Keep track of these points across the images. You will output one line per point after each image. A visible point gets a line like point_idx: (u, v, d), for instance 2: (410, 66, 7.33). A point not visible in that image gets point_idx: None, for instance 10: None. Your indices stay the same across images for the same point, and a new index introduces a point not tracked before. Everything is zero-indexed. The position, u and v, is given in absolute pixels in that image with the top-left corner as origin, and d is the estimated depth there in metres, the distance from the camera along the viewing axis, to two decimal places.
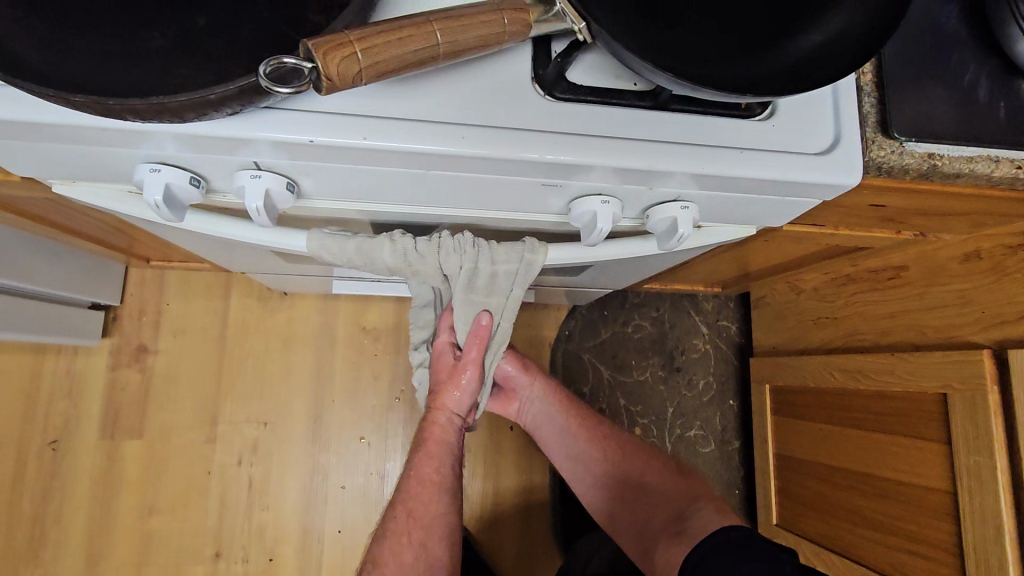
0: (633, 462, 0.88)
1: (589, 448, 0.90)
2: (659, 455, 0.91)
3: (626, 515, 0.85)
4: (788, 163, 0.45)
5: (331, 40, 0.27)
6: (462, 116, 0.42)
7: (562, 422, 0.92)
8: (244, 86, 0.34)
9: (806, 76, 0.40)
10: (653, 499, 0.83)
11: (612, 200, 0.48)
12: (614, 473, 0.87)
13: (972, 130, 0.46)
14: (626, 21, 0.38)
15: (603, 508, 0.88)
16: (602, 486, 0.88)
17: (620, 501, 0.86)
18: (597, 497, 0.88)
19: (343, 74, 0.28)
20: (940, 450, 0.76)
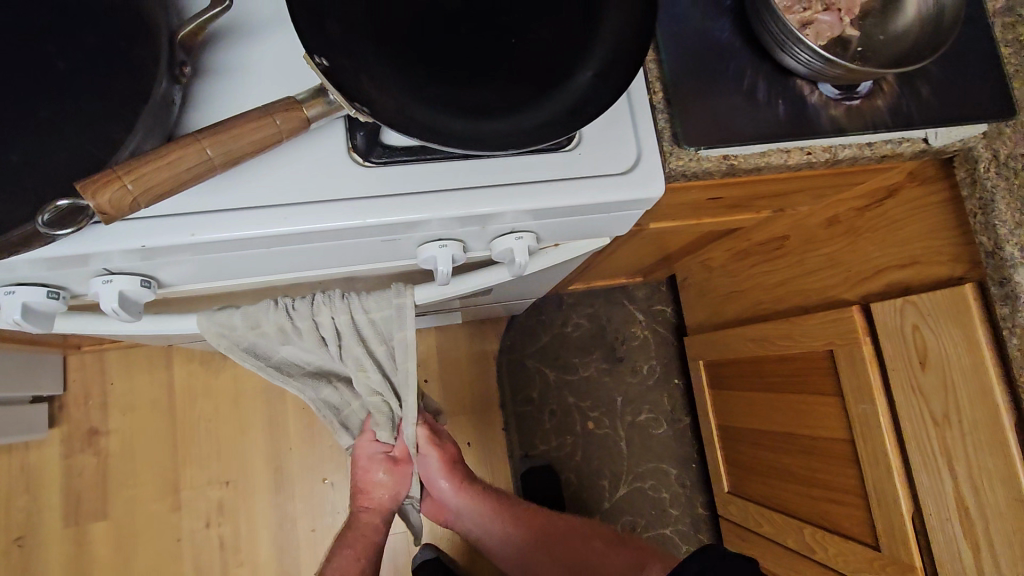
0: (559, 535, 0.91)
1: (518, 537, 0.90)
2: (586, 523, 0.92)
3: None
4: (596, 187, 0.50)
5: (93, 180, 0.33)
6: (286, 196, 0.46)
7: (486, 523, 0.91)
8: (27, 232, 0.37)
9: (581, 113, 0.45)
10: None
11: (451, 243, 0.52)
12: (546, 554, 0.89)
13: (756, 129, 0.51)
14: (407, 101, 0.43)
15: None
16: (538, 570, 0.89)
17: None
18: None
19: (117, 205, 0.34)
20: (836, 403, 0.82)
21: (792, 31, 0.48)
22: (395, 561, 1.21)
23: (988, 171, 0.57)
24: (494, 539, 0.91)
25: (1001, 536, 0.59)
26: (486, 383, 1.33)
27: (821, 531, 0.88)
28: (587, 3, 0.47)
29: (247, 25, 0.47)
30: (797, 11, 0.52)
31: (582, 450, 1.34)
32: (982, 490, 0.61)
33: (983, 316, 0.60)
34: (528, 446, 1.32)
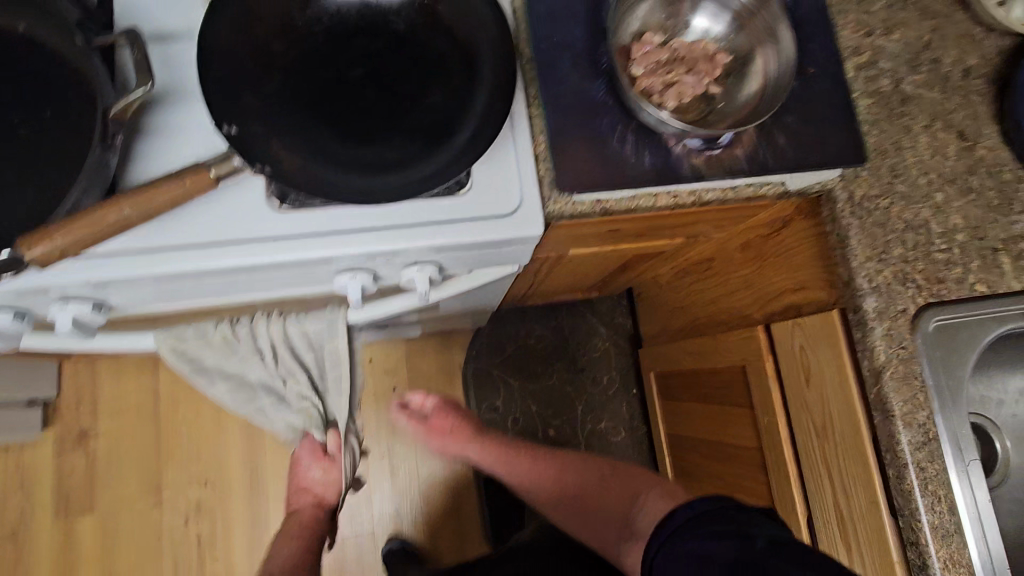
0: (579, 477, 0.89)
1: (530, 469, 0.94)
2: (598, 463, 0.91)
3: (589, 526, 0.82)
4: (483, 227, 0.58)
5: (37, 236, 0.42)
6: (211, 236, 0.55)
7: (504, 464, 0.96)
8: None
9: (456, 165, 0.53)
10: (606, 516, 0.81)
11: (360, 274, 0.60)
12: (558, 480, 0.91)
13: (625, 177, 0.59)
14: (307, 160, 0.52)
15: (573, 525, 0.85)
16: (558, 500, 0.89)
17: (571, 507, 0.86)
18: (562, 515, 0.87)
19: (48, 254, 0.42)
20: (750, 414, 0.89)
21: (644, 102, 0.57)
22: (360, 558, 1.29)
23: (844, 210, 0.64)
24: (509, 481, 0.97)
25: (865, 538, 0.66)
26: (453, 391, 1.41)
27: None
28: (471, 73, 0.56)
29: (183, 91, 0.56)
30: (660, 75, 0.59)
31: None
32: (850, 497, 0.67)
33: (846, 338, 0.66)
34: None
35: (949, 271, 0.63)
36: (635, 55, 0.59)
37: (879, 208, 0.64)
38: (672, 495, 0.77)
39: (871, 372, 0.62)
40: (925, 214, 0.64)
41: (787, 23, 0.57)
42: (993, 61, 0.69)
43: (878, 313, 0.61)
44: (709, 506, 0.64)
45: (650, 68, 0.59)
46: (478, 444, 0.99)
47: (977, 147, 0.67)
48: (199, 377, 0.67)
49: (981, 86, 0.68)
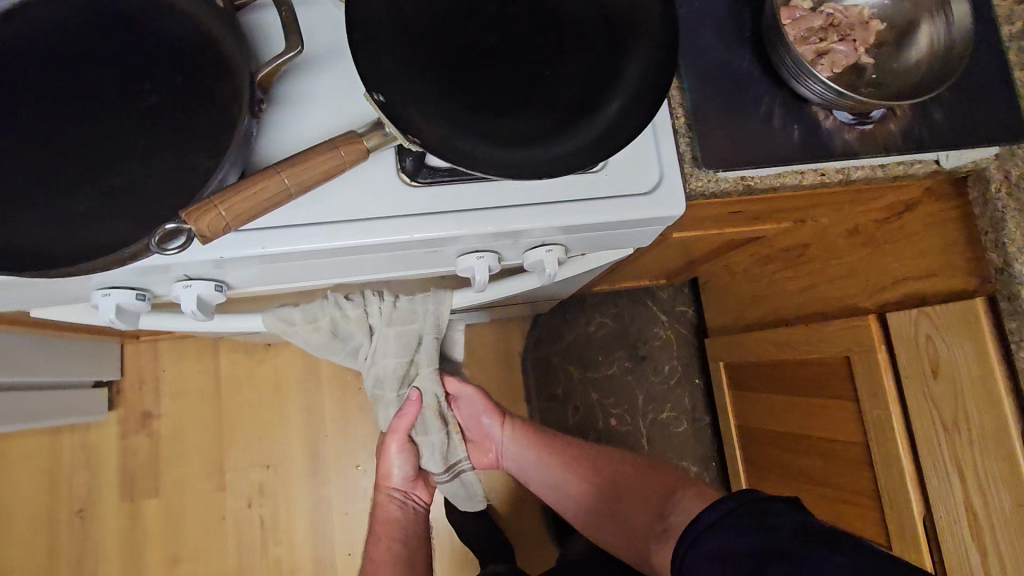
0: (614, 475, 0.89)
1: (562, 463, 0.92)
2: (624, 460, 0.91)
3: (621, 529, 0.84)
4: (621, 205, 0.54)
5: (218, 197, 0.42)
6: (343, 214, 0.52)
7: (536, 457, 0.94)
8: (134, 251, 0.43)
9: (608, 141, 0.50)
10: (642, 516, 0.82)
11: (487, 255, 0.57)
12: (587, 475, 0.90)
13: (774, 153, 0.55)
14: (454, 131, 0.49)
15: (603, 523, 0.87)
16: (586, 495, 0.89)
17: (599, 505, 0.88)
18: (587, 510, 0.89)
19: (213, 227, 0.42)
20: (852, 407, 0.85)
21: (806, 65, 0.52)
22: None
23: (999, 190, 0.59)
24: (536, 474, 0.94)
25: (1007, 539, 0.62)
26: (513, 380, 1.39)
27: None
28: (616, 41, 0.52)
29: (311, 59, 0.52)
30: (814, 43, 0.55)
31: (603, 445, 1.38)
32: (989, 496, 0.64)
33: (993, 330, 0.62)
34: None
35: None
36: (787, 21, 0.55)
37: None
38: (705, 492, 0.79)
39: None
40: None
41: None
42: None
43: None
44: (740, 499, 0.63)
45: (802, 36, 0.55)
46: (514, 432, 0.95)
47: None
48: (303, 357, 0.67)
49: None
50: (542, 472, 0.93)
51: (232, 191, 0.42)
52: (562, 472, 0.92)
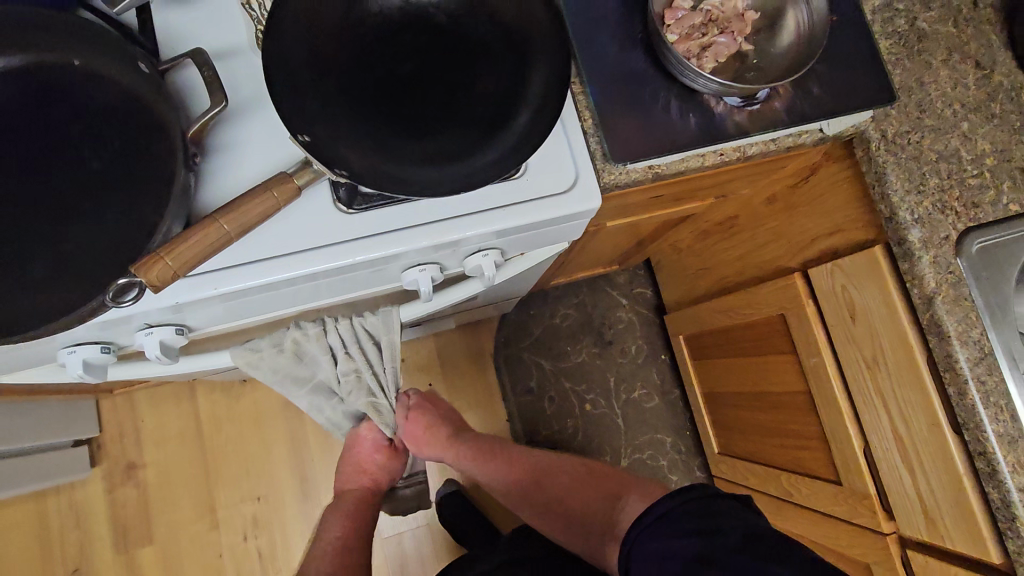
0: (560, 474, 0.92)
1: (508, 467, 0.96)
2: (560, 463, 0.94)
3: (559, 521, 0.86)
4: (544, 206, 0.59)
5: (169, 245, 0.46)
6: (289, 246, 0.56)
7: (484, 463, 0.98)
8: (92, 308, 0.47)
9: (522, 148, 0.55)
10: (576, 506, 0.85)
11: (428, 266, 0.62)
12: (524, 475, 0.94)
13: (675, 141, 0.61)
14: (377, 160, 0.53)
15: (542, 517, 0.89)
16: (524, 493, 0.93)
17: (536, 501, 0.91)
18: (525, 508, 0.92)
19: (162, 278, 0.46)
20: (793, 359, 0.92)
21: (689, 63, 0.58)
22: (420, 553, 1.30)
23: (878, 148, 0.66)
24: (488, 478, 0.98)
25: (928, 457, 0.69)
26: (487, 380, 1.43)
27: (794, 476, 0.98)
28: (520, 56, 0.57)
29: (237, 108, 0.57)
30: (696, 40, 0.61)
31: (583, 430, 1.44)
32: (909, 420, 0.71)
33: (893, 273, 0.69)
34: (532, 433, 1.42)
35: (984, 195, 0.66)
36: (670, 22, 0.61)
37: (912, 142, 0.67)
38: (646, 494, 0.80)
39: (922, 300, 0.65)
40: (955, 143, 0.67)
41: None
42: None
43: (924, 243, 0.64)
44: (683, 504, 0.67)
45: (684, 33, 0.61)
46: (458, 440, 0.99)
47: (994, 74, 0.70)
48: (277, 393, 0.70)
49: (991, 15, 0.72)
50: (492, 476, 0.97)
51: (176, 242, 0.46)
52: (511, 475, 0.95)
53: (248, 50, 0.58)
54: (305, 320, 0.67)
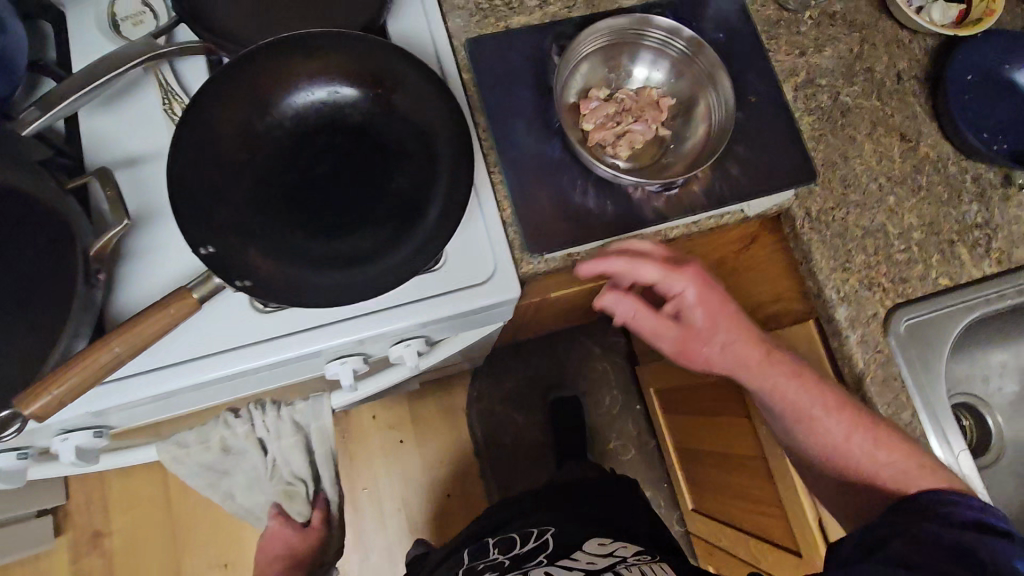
0: (893, 454, 0.59)
1: (824, 409, 0.61)
2: (879, 423, 0.60)
3: (862, 477, 0.61)
4: (461, 298, 0.60)
5: (50, 380, 0.45)
6: (205, 348, 0.56)
7: (757, 378, 0.62)
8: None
9: (433, 246, 0.55)
10: (863, 454, 0.60)
11: (351, 359, 0.62)
12: (821, 384, 0.62)
13: (592, 230, 0.61)
14: (286, 266, 0.54)
15: (818, 450, 0.62)
16: (818, 422, 0.61)
17: (863, 428, 0.60)
18: (815, 446, 0.62)
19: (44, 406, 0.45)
20: (748, 423, 0.90)
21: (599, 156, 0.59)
22: None
23: (803, 225, 0.66)
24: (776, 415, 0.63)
25: None
26: (459, 433, 1.42)
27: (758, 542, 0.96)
28: (433, 153, 0.58)
29: (150, 213, 0.58)
30: (610, 127, 0.62)
31: None
32: None
33: (826, 348, 0.68)
34: (506, 489, 1.40)
35: (911, 271, 0.66)
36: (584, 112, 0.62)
37: (837, 219, 0.67)
38: (839, 452, 0.61)
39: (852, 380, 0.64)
40: (882, 218, 0.67)
41: (724, 75, 0.60)
42: (922, 61, 0.73)
43: (850, 322, 0.64)
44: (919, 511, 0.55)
45: (600, 121, 0.62)
46: (729, 330, 0.61)
47: (920, 146, 0.70)
48: (205, 480, 0.70)
49: (916, 87, 0.72)
50: (784, 420, 0.63)
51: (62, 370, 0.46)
52: (831, 414, 0.60)
53: (160, 155, 0.59)
54: (232, 412, 0.66)
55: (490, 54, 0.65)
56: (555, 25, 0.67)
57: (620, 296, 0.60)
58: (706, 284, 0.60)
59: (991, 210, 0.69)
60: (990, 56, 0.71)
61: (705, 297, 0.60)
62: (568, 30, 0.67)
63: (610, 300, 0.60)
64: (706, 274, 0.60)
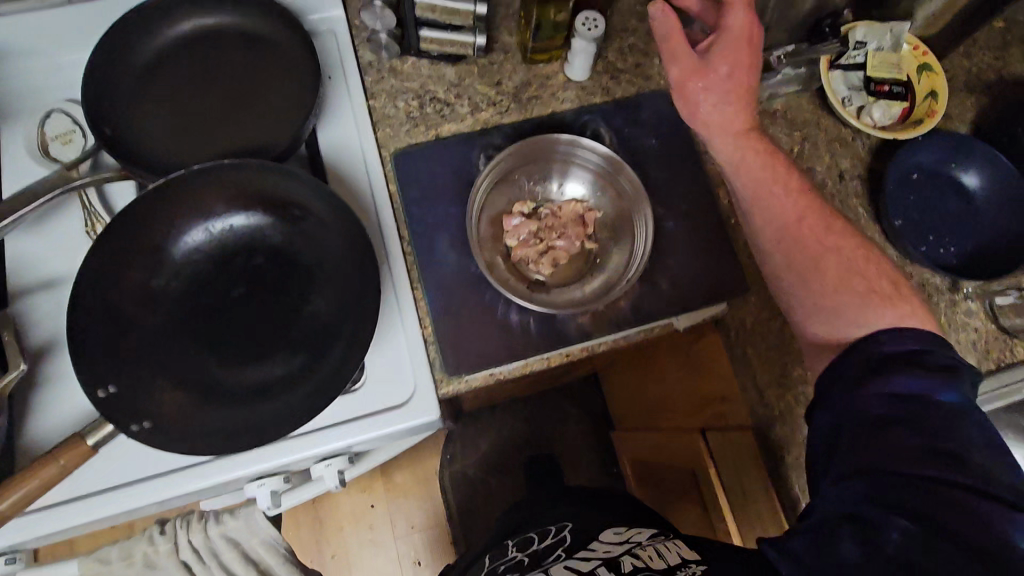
0: (828, 232, 0.59)
1: (806, 212, 0.59)
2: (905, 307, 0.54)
3: (844, 322, 0.54)
4: (379, 421, 0.58)
5: None
6: (113, 479, 0.55)
7: (800, 243, 0.58)
8: None
9: (343, 374, 0.55)
10: (826, 284, 0.56)
11: (268, 480, 0.60)
12: (795, 184, 0.60)
13: (514, 349, 0.60)
14: (197, 400, 0.54)
15: (806, 304, 0.57)
16: (802, 249, 0.58)
17: (877, 293, 0.54)
18: (785, 265, 0.58)
19: None
20: (704, 515, 0.87)
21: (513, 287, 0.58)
22: None
23: None
24: (740, 156, 0.62)
25: None
26: (431, 495, 1.39)
27: None
28: (350, 276, 0.58)
29: (57, 339, 0.57)
30: (533, 245, 0.61)
31: None
32: None
33: (767, 464, 0.64)
34: None
35: None
36: (506, 229, 0.62)
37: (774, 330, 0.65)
38: (802, 261, 0.58)
39: (791, 502, 0.62)
40: None
41: (645, 199, 0.60)
42: (865, 159, 0.72)
43: (787, 441, 0.62)
44: (896, 356, 0.47)
45: (523, 238, 0.61)
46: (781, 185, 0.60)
47: None
48: None
49: (858, 187, 0.71)
50: (758, 191, 0.61)
51: None
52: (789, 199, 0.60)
53: (69, 277, 0.59)
54: (158, 529, 0.69)
55: (416, 169, 0.65)
56: (483, 134, 0.67)
57: (665, 13, 0.60)
58: (748, 39, 0.60)
59: (936, 315, 0.68)
60: (938, 160, 0.69)
61: (729, 47, 0.60)
62: (495, 139, 0.67)
63: (657, 15, 0.61)
64: (758, 25, 0.60)
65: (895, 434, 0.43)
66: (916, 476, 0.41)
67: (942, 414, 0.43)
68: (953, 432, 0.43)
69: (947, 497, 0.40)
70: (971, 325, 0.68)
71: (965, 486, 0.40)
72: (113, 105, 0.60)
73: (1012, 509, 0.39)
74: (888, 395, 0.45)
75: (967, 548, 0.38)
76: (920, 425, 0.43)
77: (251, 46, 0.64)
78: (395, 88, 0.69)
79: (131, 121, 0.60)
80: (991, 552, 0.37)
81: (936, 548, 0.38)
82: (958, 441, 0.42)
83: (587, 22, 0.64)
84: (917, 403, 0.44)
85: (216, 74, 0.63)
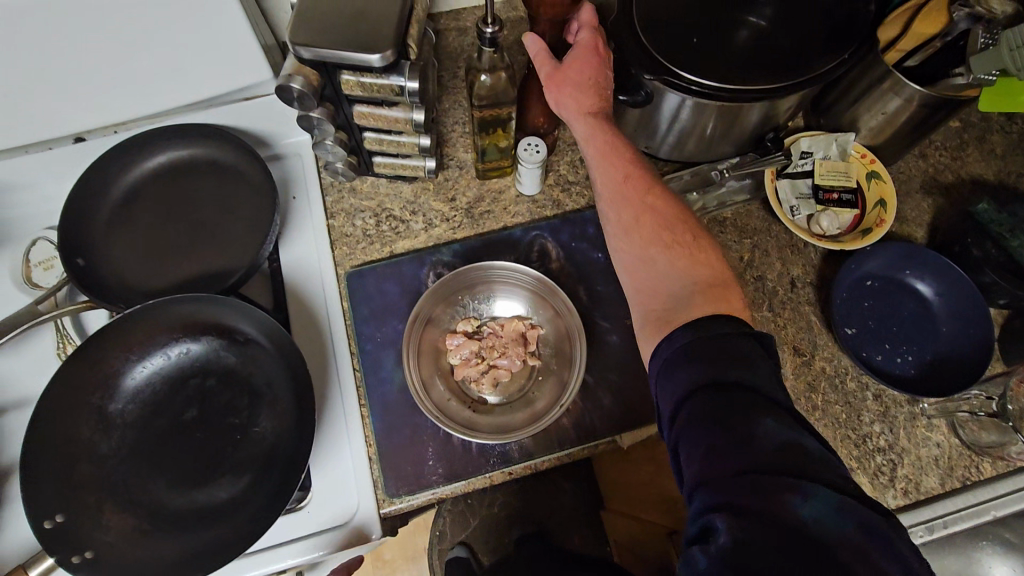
0: (671, 224, 0.56)
1: (650, 199, 0.57)
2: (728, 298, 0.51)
3: (659, 285, 0.54)
4: (321, 542, 0.59)
5: None
6: None
7: (643, 237, 0.56)
8: None
9: (279, 499, 0.56)
10: (658, 274, 0.54)
11: None
12: (629, 156, 0.59)
13: (457, 469, 0.61)
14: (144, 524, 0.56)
15: (626, 266, 0.57)
16: (630, 212, 0.57)
17: (679, 247, 0.55)
18: (623, 246, 0.57)
19: None
20: None
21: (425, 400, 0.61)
22: None
23: None
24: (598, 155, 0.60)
25: None
26: None
27: None
28: (293, 397, 0.60)
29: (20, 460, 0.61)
30: (474, 364, 0.64)
31: None
32: None
33: None
34: None
35: None
36: (449, 348, 0.65)
37: None
38: (641, 254, 0.56)
39: None
40: None
41: (579, 323, 0.63)
42: (817, 267, 0.72)
43: None
44: (706, 340, 0.45)
45: (464, 357, 0.64)
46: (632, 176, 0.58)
47: (816, 360, 0.69)
48: None
49: (809, 294, 0.71)
50: (608, 177, 0.59)
51: None
52: (633, 187, 0.58)
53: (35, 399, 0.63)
54: None
55: (368, 288, 0.68)
56: (434, 251, 0.70)
57: (536, 41, 0.61)
58: (596, 49, 0.60)
59: (895, 431, 0.66)
60: (888, 264, 0.69)
61: (582, 55, 0.60)
62: (445, 255, 0.70)
63: (529, 43, 0.61)
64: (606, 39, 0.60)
65: (709, 429, 0.40)
66: (741, 472, 0.38)
67: (741, 398, 0.41)
68: (753, 408, 0.40)
69: (758, 484, 0.37)
70: (932, 440, 0.66)
71: (775, 468, 0.37)
72: (87, 236, 0.65)
73: (807, 481, 0.37)
74: (697, 389, 0.43)
75: (774, 533, 0.35)
76: (726, 412, 0.40)
77: (217, 175, 0.68)
78: (353, 207, 0.72)
79: (105, 251, 0.65)
80: (800, 537, 0.35)
81: (752, 539, 0.35)
82: (751, 419, 0.40)
83: (530, 148, 0.66)
84: (717, 390, 0.42)
85: (184, 203, 0.68)
